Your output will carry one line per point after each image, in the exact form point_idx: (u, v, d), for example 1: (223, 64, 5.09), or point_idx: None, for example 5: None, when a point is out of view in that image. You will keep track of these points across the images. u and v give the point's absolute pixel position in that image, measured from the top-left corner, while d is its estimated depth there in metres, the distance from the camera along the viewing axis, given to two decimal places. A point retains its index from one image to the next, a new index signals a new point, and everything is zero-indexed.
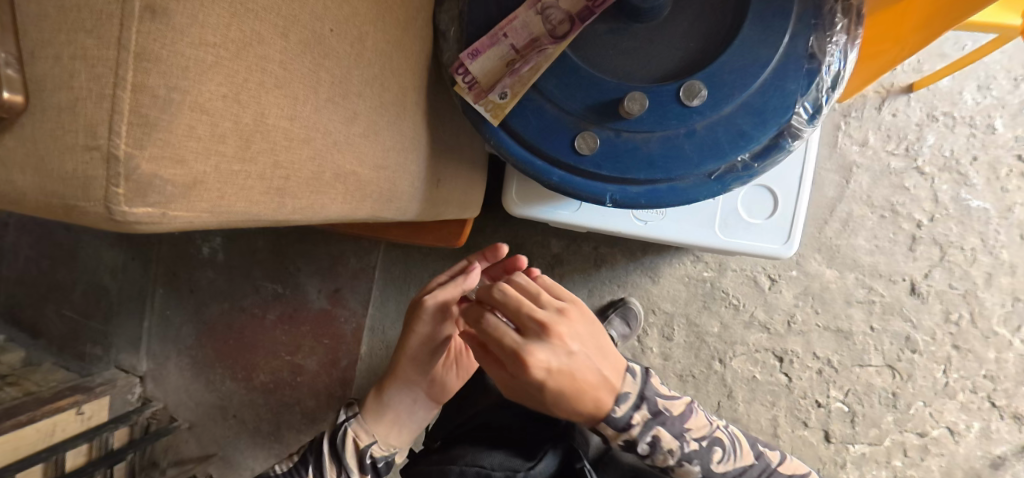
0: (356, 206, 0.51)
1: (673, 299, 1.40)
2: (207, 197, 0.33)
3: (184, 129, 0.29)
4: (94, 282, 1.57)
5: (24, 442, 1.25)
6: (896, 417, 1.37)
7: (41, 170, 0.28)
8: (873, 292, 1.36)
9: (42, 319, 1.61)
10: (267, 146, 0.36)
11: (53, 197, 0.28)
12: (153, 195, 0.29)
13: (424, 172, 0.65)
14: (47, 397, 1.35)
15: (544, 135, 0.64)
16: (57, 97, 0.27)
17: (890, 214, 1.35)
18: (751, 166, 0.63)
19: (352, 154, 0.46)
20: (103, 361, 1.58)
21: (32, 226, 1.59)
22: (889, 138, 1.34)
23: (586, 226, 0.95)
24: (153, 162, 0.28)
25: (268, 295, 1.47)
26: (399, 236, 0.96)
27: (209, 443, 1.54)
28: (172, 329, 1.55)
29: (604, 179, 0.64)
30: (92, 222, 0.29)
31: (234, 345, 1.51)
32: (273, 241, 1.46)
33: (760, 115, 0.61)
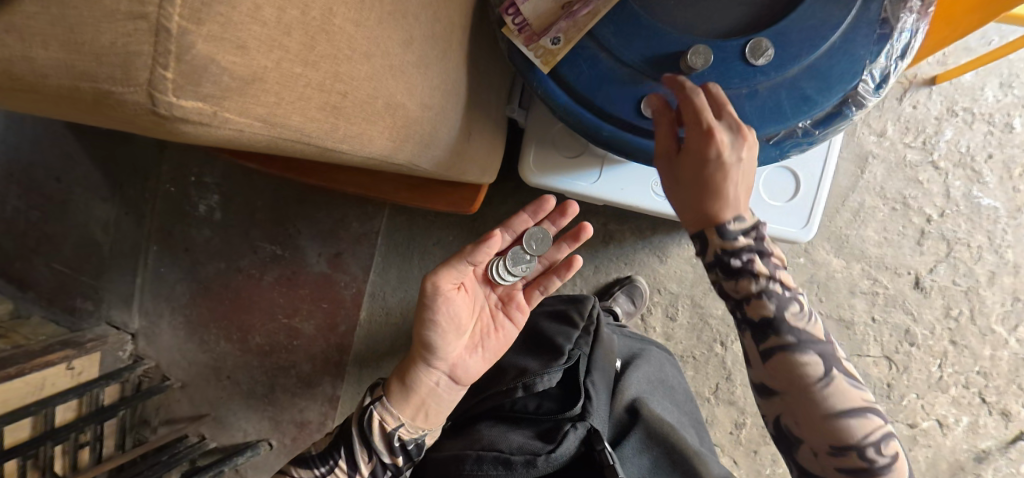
0: (398, 146, 0.47)
1: (680, 279, 1.32)
2: (265, 100, 0.29)
3: (249, 9, 0.25)
4: (86, 236, 1.52)
5: (13, 394, 1.22)
6: (888, 408, 1.39)
7: (69, 44, 0.24)
8: (877, 285, 1.36)
9: (31, 272, 1.57)
10: (331, 51, 0.32)
11: (81, 78, 0.24)
12: (206, 85, 0.25)
13: (457, 123, 0.61)
14: (36, 349, 1.33)
15: (601, 86, 0.62)
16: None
17: (901, 207, 1.34)
18: (811, 133, 0.61)
19: (399, 83, 0.42)
20: (93, 316, 1.55)
21: (21, 175, 1.53)
22: (907, 130, 1.33)
23: (603, 200, 0.92)
24: (212, 43, 0.24)
25: (267, 256, 1.44)
26: (407, 200, 0.94)
27: (201, 403, 1.53)
28: (166, 286, 1.52)
29: None
30: (131, 117, 0.25)
31: (229, 305, 1.49)
32: (273, 201, 1.42)
33: (825, 80, 0.59)
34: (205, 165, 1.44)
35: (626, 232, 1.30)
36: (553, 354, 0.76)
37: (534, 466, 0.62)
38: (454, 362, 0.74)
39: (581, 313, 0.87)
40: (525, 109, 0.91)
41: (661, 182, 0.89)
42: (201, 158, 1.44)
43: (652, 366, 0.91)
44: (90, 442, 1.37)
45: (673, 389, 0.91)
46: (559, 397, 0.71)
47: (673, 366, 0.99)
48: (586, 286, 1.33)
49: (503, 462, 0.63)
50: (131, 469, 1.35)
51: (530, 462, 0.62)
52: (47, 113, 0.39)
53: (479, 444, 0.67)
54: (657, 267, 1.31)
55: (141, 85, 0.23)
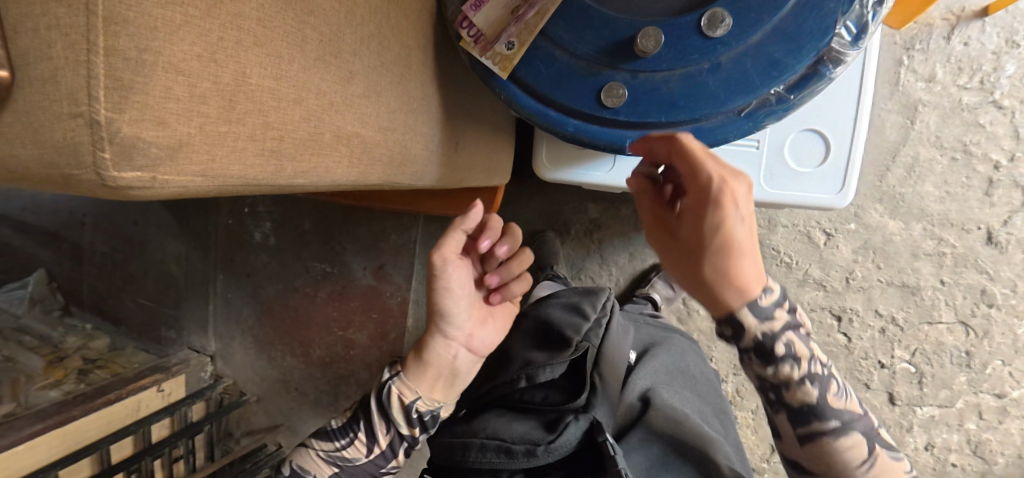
0: (365, 170, 0.51)
1: None
2: (198, 158, 0.32)
3: (161, 91, 0.28)
4: (163, 272, 1.68)
5: (115, 416, 1.36)
6: (970, 378, 1.28)
7: (36, 141, 0.28)
8: (942, 244, 1.26)
9: (121, 308, 1.75)
10: (252, 107, 0.35)
11: (49, 168, 0.28)
12: (138, 158, 0.28)
13: (435, 137, 0.63)
14: (131, 377, 1.48)
15: (558, 86, 0.62)
16: (38, 69, 0.27)
17: (963, 155, 1.23)
18: (785, 99, 0.59)
19: (353, 112, 0.46)
20: (177, 343, 1.71)
21: (103, 223, 1.71)
22: (961, 70, 1.22)
23: (622, 187, 0.91)
24: (136, 125, 0.27)
25: (317, 274, 1.54)
26: (435, 208, 0.97)
27: (276, 414, 1.65)
28: (234, 311, 1.66)
29: (623, 126, 0.62)
30: (91, 192, 0.30)
31: (290, 323, 1.59)
32: (316, 222, 1.51)
33: (793, 40, 0.56)
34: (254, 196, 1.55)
35: None
36: (560, 347, 0.78)
37: (533, 456, 0.66)
38: (469, 333, 0.77)
39: (595, 306, 0.87)
40: None
41: None
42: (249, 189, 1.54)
43: (672, 355, 0.90)
44: (184, 456, 1.50)
45: (695, 379, 0.89)
46: (565, 387, 0.73)
47: (697, 354, 0.97)
48: (622, 275, 1.31)
49: (505, 451, 0.67)
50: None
51: (530, 452, 0.66)
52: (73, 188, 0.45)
53: (484, 432, 0.71)
54: None
55: (91, 169, 0.27)
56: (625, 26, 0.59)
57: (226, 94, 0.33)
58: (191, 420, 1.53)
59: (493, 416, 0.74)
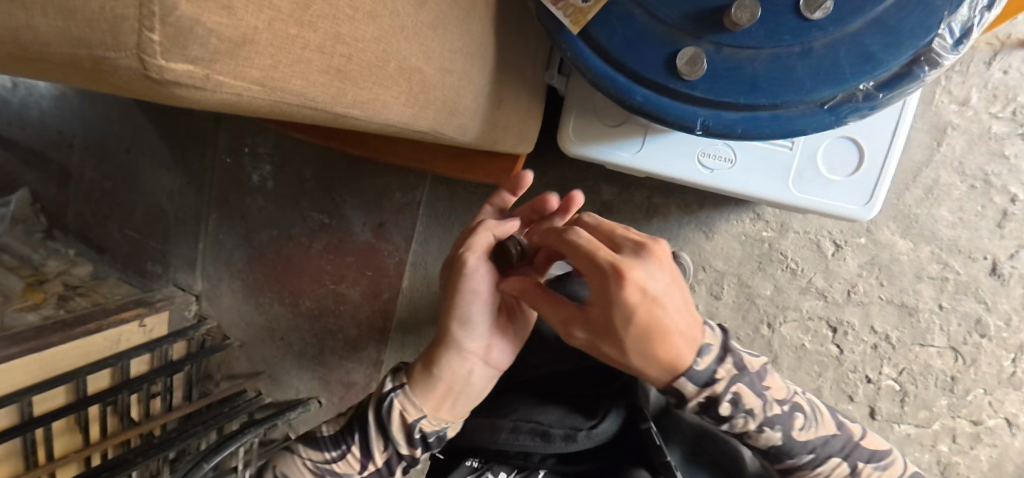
0: (414, 111, 0.48)
1: (727, 258, 1.32)
2: (257, 60, 0.29)
3: None
4: (153, 204, 1.62)
5: (93, 347, 1.34)
6: (951, 402, 1.30)
7: (59, 9, 0.23)
8: (947, 269, 1.26)
9: (106, 236, 1.70)
10: (328, 10, 0.32)
11: (75, 46, 0.24)
12: (191, 47, 0.24)
13: (483, 85, 0.60)
14: (112, 308, 1.44)
15: (633, 51, 0.59)
16: None
17: (983, 184, 1.22)
18: (873, 97, 0.56)
19: (407, 48, 0.42)
20: (162, 278, 1.67)
21: (96, 147, 1.64)
22: (995, 98, 1.19)
23: (647, 172, 0.89)
24: (195, 4, 0.23)
25: (315, 225, 1.50)
26: (451, 171, 0.93)
27: (258, 361, 1.63)
28: (224, 252, 1.61)
29: (696, 103, 0.59)
30: (125, 79, 0.25)
31: (281, 271, 1.56)
32: (320, 170, 1.46)
33: (893, 35, 0.53)
34: (257, 137, 1.49)
35: (671, 206, 1.27)
36: None
37: (573, 440, 0.64)
38: (488, 346, 0.72)
39: None
40: (566, 76, 0.87)
41: (709, 152, 0.85)
42: (252, 128, 1.48)
43: None
44: (161, 393, 1.49)
45: None
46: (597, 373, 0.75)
47: None
48: None
49: (541, 434, 0.65)
50: (196, 417, 1.46)
51: (569, 436, 0.64)
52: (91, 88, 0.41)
53: (515, 413, 0.68)
54: (704, 244, 1.31)
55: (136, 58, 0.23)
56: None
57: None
58: (172, 359, 1.51)
59: (521, 397, 0.71)
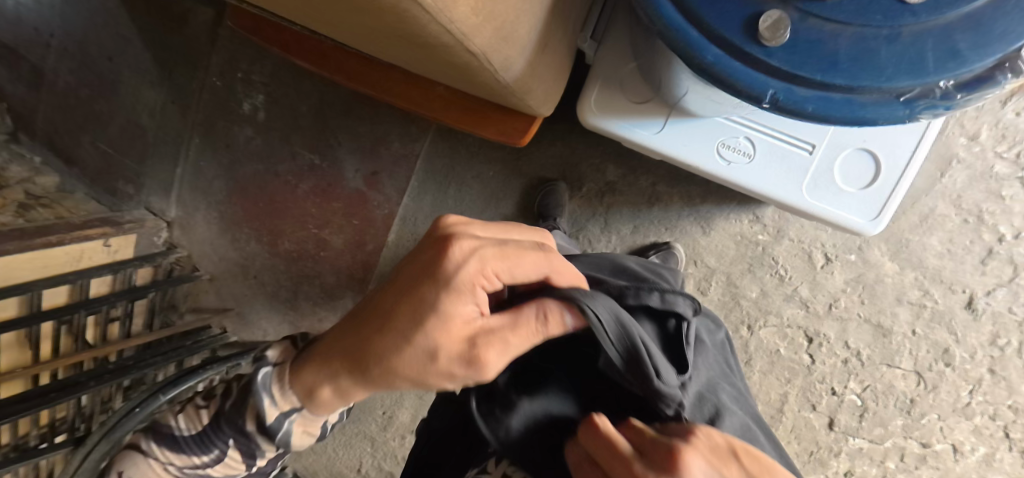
0: (478, 26, 0.44)
1: (720, 255, 1.32)
2: None
3: None
4: (132, 120, 1.53)
5: (52, 261, 1.26)
6: (905, 423, 1.34)
7: None
8: (926, 297, 1.28)
9: (77, 146, 1.60)
10: None
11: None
12: None
13: (539, 20, 0.55)
14: (76, 224, 1.37)
15: (709, 1, 0.48)
16: None
17: (975, 220, 1.24)
18: (951, 96, 0.46)
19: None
20: (134, 200, 1.59)
21: (75, 50, 1.53)
22: (1003, 138, 1.20)
23: (662, 155, 0.87)
24: None
25: (304, 165, 1.43)
26: (461, 120, 0.88)
27: (227, 298, 1.58)
28: (203, 181, 1.53)
29: (769, 71, 0.48)
30: None
31: (263, 207, 1.50)
32: (316, 108, 1.39)
33: (987, 34, 0.43)
34: (252, 63, 1.40)
35: (674, 197, 1.25)
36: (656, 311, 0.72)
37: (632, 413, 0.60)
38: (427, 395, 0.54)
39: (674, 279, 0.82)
40: (597, 41, 0.84)
41: (728, 144, 0.83)
42: (250, 53, 1.40)
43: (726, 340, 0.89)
44: (120, 318, 1.42)
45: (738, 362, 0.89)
46: None
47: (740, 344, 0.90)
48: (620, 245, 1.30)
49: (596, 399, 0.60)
50: (155, 347, 1.41)
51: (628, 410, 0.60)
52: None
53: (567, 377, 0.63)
54: (699, 239, 1.31)
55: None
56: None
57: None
58: (135, 284, 1.43)
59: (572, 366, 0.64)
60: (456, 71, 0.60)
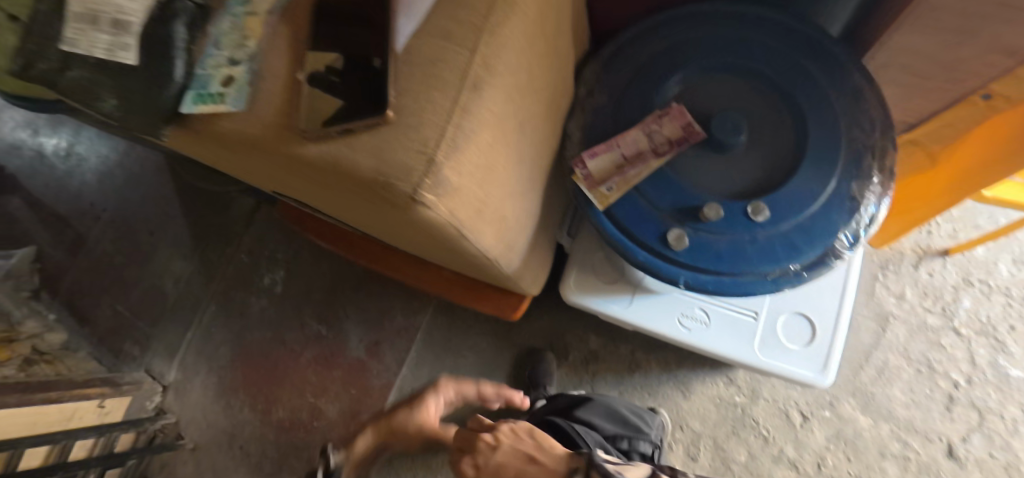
0: (495, 245, 0.59)
1: (703, 418, 1.37)
2: (458, 201, 0.44)
3: (463, 151, 0.43)
4: (156, 286, 1.65)
5: (45, 418, 1.24)
6: None
7: (380, 157, 0.40)
8: (907, 448, 1.34)
9: (94, 308, 1.67)
10: (489, 178, 0.49)
11: (378, 175, 0.40)
12: (438, 188, 0.41)
13: (532, 236, 0.75)
14: (78, 381, 1.38)
15: (637, 221, 0.64)
16: (406, 115, 0.42)
17: (926, 369, 1.37)
18: (801, 275, 0.62)
19: (513, 203, 0.59)
20: (136, 361, 1.62)
21: (119, 223, 1.71)
22: (926, 295, 1.41)
23: (633, 325, 1.02)
24: (450, 169, 0.41)
25: (311, 334, 1.54)
26: (460, 297, 1.04)
27: (206, 469, 1.51)
28: (211, 345, 1.59)
29: (680, 263, 0.63)
30: (389, 200, 0.41)
31: (264, 374, 1.54)
32: (330, 283, 1.56)
33: (810, 235, 0.62)
34: (279, 244, 1.60)
35: (652, 363, 1.37)
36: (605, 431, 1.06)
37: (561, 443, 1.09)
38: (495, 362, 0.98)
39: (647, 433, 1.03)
40: (572, 236, 1.05)
41: (687, 315, 0.99)
42: (281, 241, 1.61)
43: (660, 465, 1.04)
44: None
45: None
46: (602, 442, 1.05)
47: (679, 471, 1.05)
48: None
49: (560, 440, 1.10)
50: None
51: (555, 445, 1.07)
52: (290, 185, 0.59)
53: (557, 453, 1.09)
54: (681, 402, 1.37)
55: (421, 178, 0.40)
56: (698, 184, 0.65)
57: (482, 166, 0.47)
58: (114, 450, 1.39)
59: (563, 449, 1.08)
60: (473, 269, 0.79)
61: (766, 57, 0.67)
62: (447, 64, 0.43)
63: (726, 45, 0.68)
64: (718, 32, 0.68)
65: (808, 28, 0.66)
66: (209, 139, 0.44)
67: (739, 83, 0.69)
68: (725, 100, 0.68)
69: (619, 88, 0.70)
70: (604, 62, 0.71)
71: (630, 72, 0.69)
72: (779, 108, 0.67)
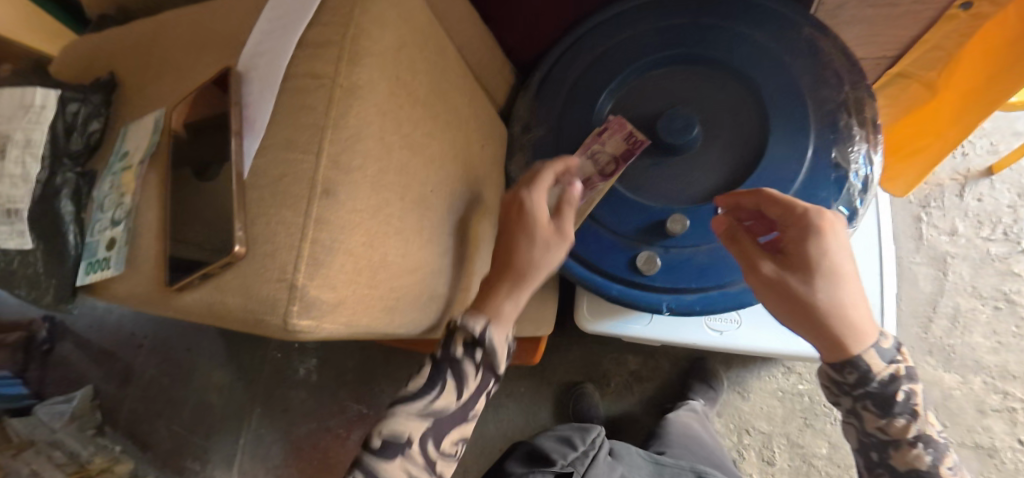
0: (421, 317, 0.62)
1: (768, 416, 1.25)
2: (345, 312, 0.49)
3: (337, 265, 0.48)
4: (202, 399, 1.68)
5: None
6: None
7: (248, 294, 0.48)
8: (1009, 398, 1.20)
9: (152, 433, 1.71)
10: (390, 271, 0.53)
11: (250, 313, 0.48)
12: (311, 310, 0.46)
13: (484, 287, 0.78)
14: None
15: (606, 255, 0.65)
16: (265, 247, 0.48)
17: (1006, 304, 1.24)
18: None
19: (436, 281, 0.63)
20: (198, 477, 1.62)
21: (160, 346, 1.77)
22: (981, 224, 1.28)
23: (660, 341, 0.96)
24: (318, 286, 0.47)
25: (353, 415, 1.53)
26: None
27: None
28: (263, 446, 1.59)
29: (659, 289, 0.64)
30: (270, 328, 0.48)
31: (318, 465, 1.53)
32: (362, 361, 1.56)
33: None
34: None
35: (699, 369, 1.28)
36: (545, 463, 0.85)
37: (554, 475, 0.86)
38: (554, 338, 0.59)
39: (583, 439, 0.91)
40: None
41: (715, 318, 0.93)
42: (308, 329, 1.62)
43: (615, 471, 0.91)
44: None
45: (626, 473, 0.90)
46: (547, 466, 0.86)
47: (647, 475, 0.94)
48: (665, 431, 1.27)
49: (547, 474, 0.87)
50: None
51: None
52: None
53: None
54: (741, 405, 1.26)
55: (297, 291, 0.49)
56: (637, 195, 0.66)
57: (371, 264, 0.51)
58: None
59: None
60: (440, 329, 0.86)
61: (700, 38, 0.64)
62: (295, 180, 0.48)
63: (656, 36, 0.66)
64: (644, 25, 0.66)
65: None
66: (125, 297, 0.59)
67: (676, 75, 0.67)
68: (672, 95, 0.67)
69: (554, 116, 0.68)
70: (535, 91, 0.71)
71: (562, 93, 0.69)
72: (730, 84, 0.66)
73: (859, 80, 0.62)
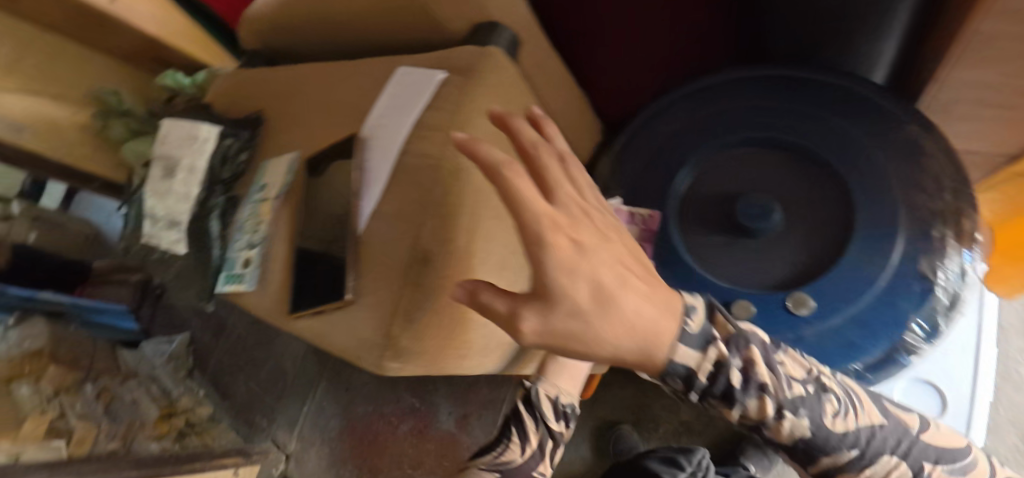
0: (492, 359, 0.72)
1: None
2: (426, 351, 0.64)
3: (433, 321, 0.62)
4: (279, 365, 1.82)
5: None
6: None
7: (370, 321, 0.66)
8: None
9: (232, 385, 1.89)
10: (463, 328, 0.64)
11: (369, 337, 0.65)
12: (404, 350, 0.63)
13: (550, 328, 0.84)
14: (218, 453, 1.58)
15: None
16: (387, 294, 0.64)
17: None
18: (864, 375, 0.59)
19: (503, 331, 0.72)
20: (264, 432, 1.78)
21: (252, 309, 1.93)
22: None
23: None
24: (416, 336, 0.62)
25: (406, 407, 1.56)
26: None
27: None
28: (323, 417, 1.70)
29: None
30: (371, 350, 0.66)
31: (368, 446, 1.60)
32: None
33: (870, 328, 0.57)
34: None
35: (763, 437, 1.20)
36: None
37: None
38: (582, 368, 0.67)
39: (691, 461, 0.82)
40: None
41: None
42: None
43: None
44: None
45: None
46: None
47: None
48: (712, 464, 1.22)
49: None
50: None
51: None
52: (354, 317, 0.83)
53: None
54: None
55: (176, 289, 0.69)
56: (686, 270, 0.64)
57: (449, 324, 0.63)
58: None
59: None
60: None
61: (790, 127, 0.65)
62: (400, 251, 0.64)
63: (742, 117, 0.67)
64: (741, 105, 0.68)
65: (845, 88, 0.64)
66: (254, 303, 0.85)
67: (760, 158, 0.67)
68: (752, 175, 0.67)
69: (631, 182, 0.72)
70: (619, 153, 0.74)
71: (643, 159, 0.72)
72: (816, 177, 0.65)
73: (963, 187, 0.59)
